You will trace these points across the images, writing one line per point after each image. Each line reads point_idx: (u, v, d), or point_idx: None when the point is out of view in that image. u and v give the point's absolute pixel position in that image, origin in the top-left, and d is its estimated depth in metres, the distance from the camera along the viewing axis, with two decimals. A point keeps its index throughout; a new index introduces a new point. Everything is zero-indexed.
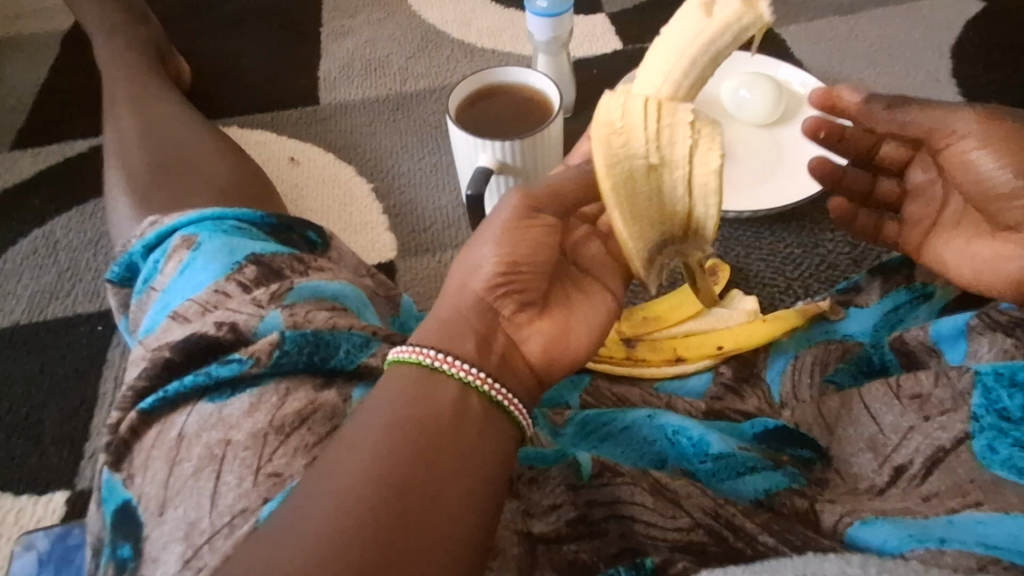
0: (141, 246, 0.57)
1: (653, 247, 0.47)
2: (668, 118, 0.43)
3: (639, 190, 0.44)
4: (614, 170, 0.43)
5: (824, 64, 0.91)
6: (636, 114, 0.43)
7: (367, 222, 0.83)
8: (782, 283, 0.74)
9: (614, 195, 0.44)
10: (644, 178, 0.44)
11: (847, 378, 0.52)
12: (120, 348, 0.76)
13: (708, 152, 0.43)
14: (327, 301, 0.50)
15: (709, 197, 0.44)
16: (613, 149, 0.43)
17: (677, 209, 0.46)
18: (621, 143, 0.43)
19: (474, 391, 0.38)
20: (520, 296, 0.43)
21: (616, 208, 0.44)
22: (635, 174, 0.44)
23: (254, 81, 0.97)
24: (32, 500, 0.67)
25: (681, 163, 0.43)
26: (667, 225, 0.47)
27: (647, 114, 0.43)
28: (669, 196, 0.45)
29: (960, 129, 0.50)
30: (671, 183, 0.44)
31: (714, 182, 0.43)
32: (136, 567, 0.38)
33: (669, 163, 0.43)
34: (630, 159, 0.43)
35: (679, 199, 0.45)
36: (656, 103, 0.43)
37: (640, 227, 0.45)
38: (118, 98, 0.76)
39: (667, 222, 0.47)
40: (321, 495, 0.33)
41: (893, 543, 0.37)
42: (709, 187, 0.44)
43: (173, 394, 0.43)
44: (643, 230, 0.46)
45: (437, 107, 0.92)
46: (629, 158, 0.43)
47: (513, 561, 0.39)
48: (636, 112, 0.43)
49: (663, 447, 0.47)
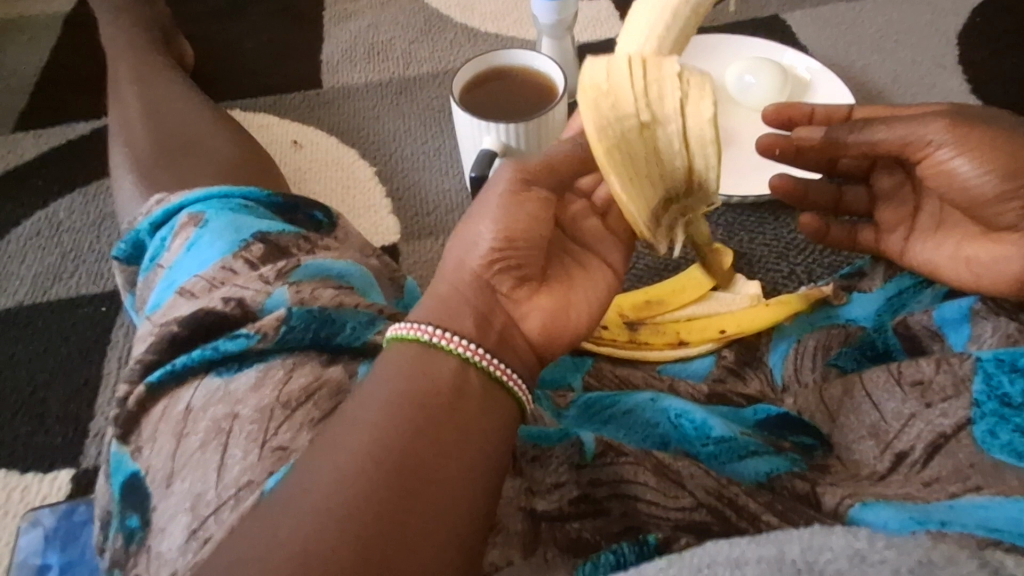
0: (147, 224, 0.58)
1: (655, 212, 0.46)
2: (653, 76, 0.44)
3: (635, 150, 0.44)
4: (608, 131, 0.42)
5: (830, 50, 0.91)
6: (622, 76, 0.44)
7: (370, 205, 0.83)
8: (785, 268, 0.74)
9: (608, 158, 0.42)
10: (638, 139, 0.44)
11: (849, 362, 0.52)
12: (124, 328, 0.76)
13: (700, 102, 0.44)
14: (333, 280, 0.50)
15: (707, 146, 0.44)
16: (603, 110, 0.43)
17: (677, 167, 0.45)
18: (611, 104, 0.43)
19: (474, 366, 0.38)
20: (518, 271, 0.43)
21: (613, 170, 0.43)
22: (630, 134, 0.43)
23: (257, 64, 0.97)
24: (37, 478, 0.67)
25: (672, 116, 0.44)
26: (667, 186, 0.47)
27: (632, 75, 0.44)
28: (667, 154, 0.45)
29: (932, 140, 0.48)
30: (666, 140, 0.44)
31: (710, 130, 0.43)
32: (143, 538, 0.38)
33: (661, 118, 0.44)
34: (622, 119, 0.43)
35: (677, 155, 0.45)
36: (639, 65, 0.45)
37: (640, 192, 0.44)
38: (121, 79, 0.76)
39: (667, 184, 0.46)
40: (324, 468, 0.33)
41: (894, 525, 0.36)
42: (705, 136, 0.44)
43: (180, 368, 0.43)
44: (643, 194, 0.45)
45: (440, 91, 0.92)
46: (621, 119, 0.43)
47: (517, 536, 0.40)
48: (621, 74, 0.44)
49: (666, 430, 0.47)
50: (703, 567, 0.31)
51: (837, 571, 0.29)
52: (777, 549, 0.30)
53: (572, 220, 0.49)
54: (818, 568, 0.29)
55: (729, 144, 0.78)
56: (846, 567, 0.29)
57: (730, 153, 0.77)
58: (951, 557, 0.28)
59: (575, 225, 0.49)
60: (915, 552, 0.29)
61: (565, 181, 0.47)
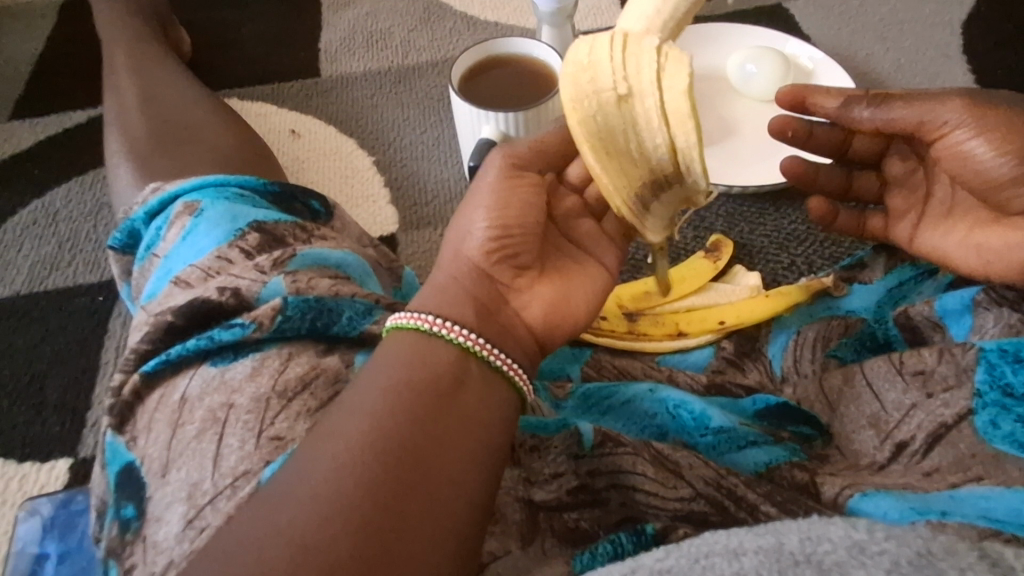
0: (143, 213, 0.57)
1: (639, 190, 0.45)
2: (633, 49, 0.43)
3: (613, 125, 0.43)
4: (582, 105, 0.43)
5: (833, 39, 0.90)
6: (602, 50, 0.43)
7: (368, 195, 0.82)
8: (786, 259, 0.74)
9: (583, 132, 0.43)
10: (615, 114, 0.43)
11: (849, 353, 0.52)
12: (121, 318, 0.76)
13: (677, 74, 0.41)
14: (331, 269, 0.50)
15: (685, 121, 0.42)
16: (580, 85, 0.43)
17: (659, 146, 0.43)
18: (588, 79, 0.43)
19: (474, 356, 0.38)
20: (515, 261, 0.43)
21: (587, 144, 0.43)
22: (606, 108, 0.43)
23: (255, 52, 0.96)
24: (35, 467, 0.67)
25: (649, 90, 0.42)
26: (654, 165, 0.45)
27: (612, 49, 0.43)
28: (646, 131, 0.43)
29: (948, 120, 0.48)
30: (644, 115, 0.43)
31: (686, 104, 0.41)
32: (139, 526, 0.38)
33: (638, 92, 0.42)
34: (598, 93, 0.43)
35: (657, 132, 0.43)
36: (622, 39, 0.44)
37: (618, 166, 0.44)
38: (117, 67, 0.75)
39: (653, 163, 0.44)
40: (321, 457, 0.33)
41: (894, 515, 0.35)
42: (683, 111, 0.42)
43: (175, 358, 0.43)
44: (622, 169, 0.44)
45: (439, 80, 0.91)
46: (597, 93, 0.43)
47: (514, 525, 0.39)
48: (602, 48, 0.43)
49: (663, 420, 0.47)
50: (701, 557, 0.30)
51: (835, 562, 0.28)
52: (776, 540, 0.30)
53: (564, 217, 0.48)
54: (816, 559, 0.29)
55: (730, 134, 0.77)
56: (845, 557, 0.28)
57: (731, 143, 0.77)
58: (951, 548, 0.28)
59: (567, 222, 0.48)
60: (915, 543, 0.28)
61: (552, 162, 0.47)
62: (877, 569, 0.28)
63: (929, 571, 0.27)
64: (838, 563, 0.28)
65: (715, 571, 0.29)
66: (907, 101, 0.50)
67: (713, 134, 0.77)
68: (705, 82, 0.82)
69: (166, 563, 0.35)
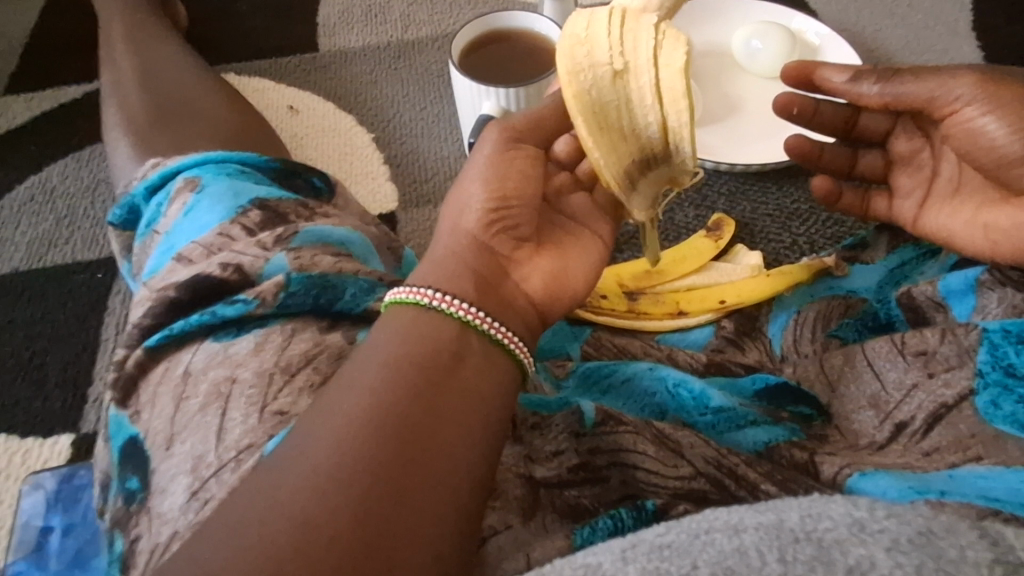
0: (143, 187, 0.57)
1: (627, 166, 0.45)
2: (631, 25, 0.43)
3: (607, 100, 0.43)
4: (577, 78, 0.42)
5: (840, 15, 0.89)
6: (600, 24, 0.42)
7: (368, 171, 0.82)
8: (787, 238, 0.73)
9: (578, 104, 0.42)
10: (610, 89, 0.43)
11: (851, 333, 0.52)
12: (121, 294, 0.76)
13: (673, 52, 0.42)
14: (333, 247, 0.49)
15: (679, 100, 0.42)
16: (577, 58, 0.42)
17: (650, 123, 0.44)
18: (585, 53, 0.42)
19: (474, 331, 0.38)
20: (515, 233, 0.43)
21: (581, 117, 0.42)
22: (601, 83, 0.42)
23: (253, 26, 0.94)
24: (38, 442, 0.68)
25: (645, 67, 0.42)
26: (642, 142, 0.45)
27: (611, 23, 0.42)
28: (639, 108, 0.43)
29: (959, 96, 0.48)
30: (638, 92, 0.43)
31: (682, 80, 0.41)
32: (144, 499, 0.38)
33: (634, 69, 0.42)
34: (594, 68, 0.42)
35: (649, 110, 0.43)
36: (620, 14, 0.43)
37: (611, 142, 0.43)
38: (113, 40, 0.74)
39: (642, 140, 0.45)
40: (321, 431, 0.33)
41: (893, 493, 0.35)
42: (677, 89, 0.42)
43: (179, 331, 0.43)
44: (614, 145, 0.43)
45: (440, 55, 0.90)
46: (593, 68, 0.42)
47: (515, 501, 0.40)
48: (600, 22, 0.43)
49: (663, 399, 0.47)
50: (701, 533, 0.30)
51: (835, 540, 0.28)
52: (776, 517, 0.30)
53: (556, 195, 0.48)
54: (817, 537, 0.28)
55: (733, 111, 0.76)
56: (845, 535, 0.28)
57: (734, 121, 0.76)
58: (951, 527, 0.28)
59: (560, 199, 0.48)
60: (916, 522, 0.28)
61: (551, 138, 0.47)
62: (877, 546, 0.28)
63: (929, 550, 0.27)
64: (838, 541, 0.28)
65: (715, 547, 0.29)
66: (917, 75, 0.50)
67: (716, 112, 0.76)
68: (709, 58, 0.81)
69: (170, 534, 0.36)
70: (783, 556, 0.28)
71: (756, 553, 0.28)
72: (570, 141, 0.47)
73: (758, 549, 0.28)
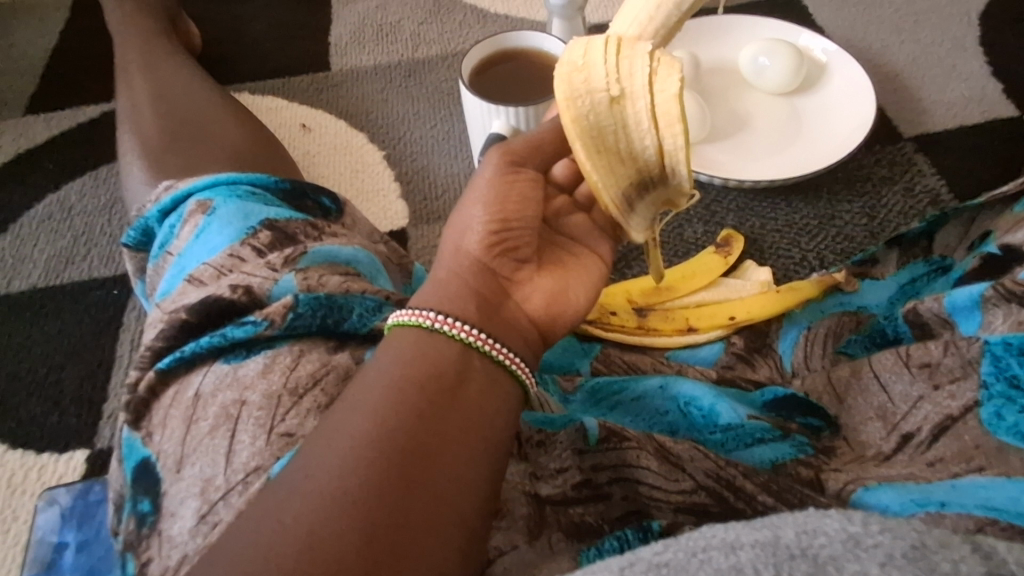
0: (156, 211, 0.58)
1: (626, 188, 0.46)
2: (627, 52, 0.43)
3: (604, 124, 0.43)
4: (575, 104, 0.42)
5: (846, 30, 0.90)
6: (597, 52, 0.43)
7: (379, 189, 0.83)
8: (797, 255, 0.73)
9: (577, 129, 0.43)
10: (607, 113, 0.43)
11: (859, 349, 0.53)
12: (136, 311, 0.77)
13: (667, 78, 0.42)
14: (341, 266, 0.50)
15: (674, 124, 0.42)
16: (574, 85, 0.43)
17: (647, 146, 0.44)
18: (582, 80, 0.43)
19: (476, 351, 0.38)
20: (515, 254, 0.44)
21: (580, 142, 0.43)
22: (598, 108, 0.43)
23: (266, 46, 0.96)
24: (54, 458, 0.68)
25: (641, 92, 0.42)
26: (640, 165, 0.45)
27: (605, 51, 0.43)
28: (635, 132, 0.43)
29: None
30: (635, 117, 0.43)
31: (677, 105, 0.41)
32: (155, 521, 0.39)
33: (630, 95, 0.42)
34: (592, 93, 0.43)
35: (646, 134, 0.43)
36: (615, 41, 0.44)
37: (608, 165, 0.44)
38: (129, 63, 0.76)
39: (640, 163, 0.45)
40: (325, 453, 0.33)
41: (895, 508, 0.36)
42: (673, 114, 0.42)
43: (189, 354, 0.44)
44: (611, 168, 0.44)
45: (449, 73, 0.92)
46: (591, 94, 0.43)
47: (521, 520, 0.39)
48: (596, 50, 0.43)
49: (675, 418, 0.47)
50: (698, 551, 0.29)
51: (830, 556, 0.27)
52: (772, 533, 0.29)
53: (555, 216, 0.49)
54: (812, 553, 0.28)
55: (742, 127, 0.77)
56: (840, 551, 0.27)
57: (742, 136, 0.76)
58: (944, 541, 0.27)
59: (559, 220, 0.49)
60: (909, 536, 0.27)
61: (548, 159, 0.48)
62: (871, 562, 0.27)
63: (923, 564, 0.26)
64: (833, 557, 0.27)
65: (712, 565, 0.28)
66: None
67: (725, 128, 0.77)
68: (717, 75, 0.82)
69: (180, 557, 0.36)
70: (780, 573, 0.27)
71: (752, 570, 0.27)
72: (568, 166, 0.52)
73: (754, 566, 0.28)
